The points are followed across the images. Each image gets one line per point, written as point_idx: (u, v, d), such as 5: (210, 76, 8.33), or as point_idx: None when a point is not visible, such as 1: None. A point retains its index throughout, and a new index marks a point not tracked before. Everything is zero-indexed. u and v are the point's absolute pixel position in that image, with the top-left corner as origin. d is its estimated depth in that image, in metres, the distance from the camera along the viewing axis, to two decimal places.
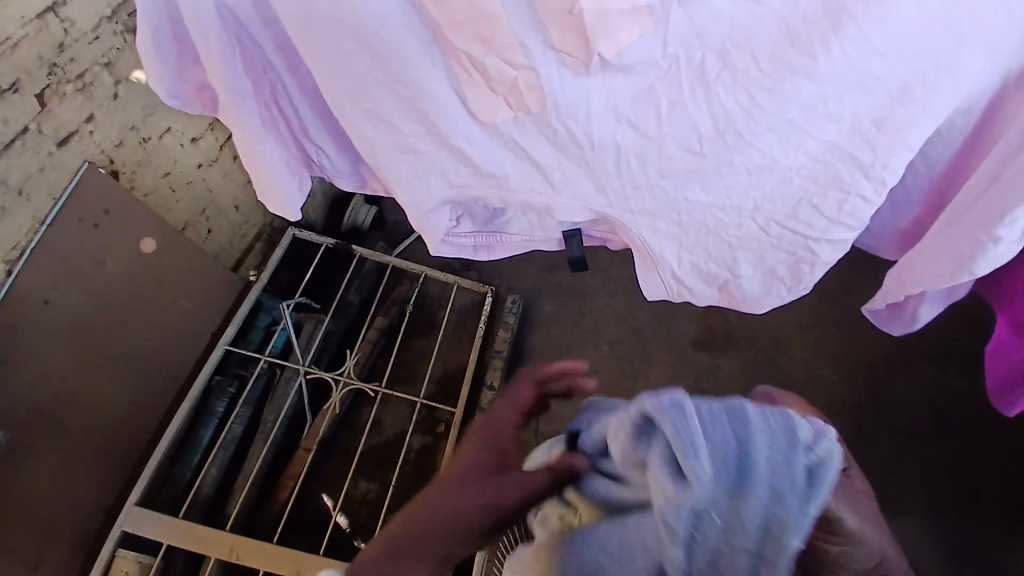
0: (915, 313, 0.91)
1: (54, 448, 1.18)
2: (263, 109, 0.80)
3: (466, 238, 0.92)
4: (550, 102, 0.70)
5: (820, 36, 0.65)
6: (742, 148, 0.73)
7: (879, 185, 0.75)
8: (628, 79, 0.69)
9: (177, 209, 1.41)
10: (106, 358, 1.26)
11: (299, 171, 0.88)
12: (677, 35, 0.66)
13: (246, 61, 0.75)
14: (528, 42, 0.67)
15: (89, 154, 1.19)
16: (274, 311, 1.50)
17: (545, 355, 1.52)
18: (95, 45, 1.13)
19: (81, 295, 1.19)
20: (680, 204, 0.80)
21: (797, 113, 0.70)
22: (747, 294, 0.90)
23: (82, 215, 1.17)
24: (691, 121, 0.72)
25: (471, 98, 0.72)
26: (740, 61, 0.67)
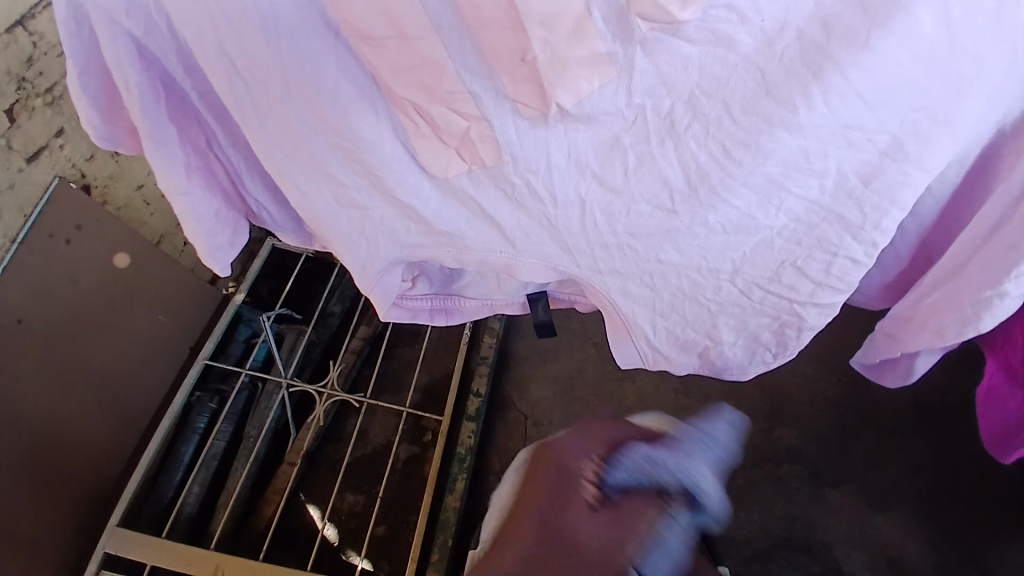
0: (910, 370, 0.76)
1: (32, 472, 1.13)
2: (193, 157, 0.70)
3: (422, 300, 0.84)
4: (506, 156, 0.61)
5: (801, 85, 0.54)
6: (716, 207, 0.63)
7: (872, 246, 0.64)
8: (590, 131, 0.59)
9: (152, 223, 1.37)
10: (80, 378, 1.20)
11: (235, 221, 0.76)
12: (642, 84, 0.55)
13: (166, 102, 0.64)
14: (475, 90, 0.57)
15: (61, 169, 1.15)
16: (255, 322, 1.47)
17: (530, 361, 1.50)
18: (63, 59, 1.09)
19: (55, 313, 1.15)
20: (652, 265, 0.69)
21: (775, 168, 0.59)
22: (729, 362, 0.79)
23: (53, 230, 1.13)
24: (660, 175, 0.61)
25: (421, 153, 0.63)
26: (712, 112, 0.57)
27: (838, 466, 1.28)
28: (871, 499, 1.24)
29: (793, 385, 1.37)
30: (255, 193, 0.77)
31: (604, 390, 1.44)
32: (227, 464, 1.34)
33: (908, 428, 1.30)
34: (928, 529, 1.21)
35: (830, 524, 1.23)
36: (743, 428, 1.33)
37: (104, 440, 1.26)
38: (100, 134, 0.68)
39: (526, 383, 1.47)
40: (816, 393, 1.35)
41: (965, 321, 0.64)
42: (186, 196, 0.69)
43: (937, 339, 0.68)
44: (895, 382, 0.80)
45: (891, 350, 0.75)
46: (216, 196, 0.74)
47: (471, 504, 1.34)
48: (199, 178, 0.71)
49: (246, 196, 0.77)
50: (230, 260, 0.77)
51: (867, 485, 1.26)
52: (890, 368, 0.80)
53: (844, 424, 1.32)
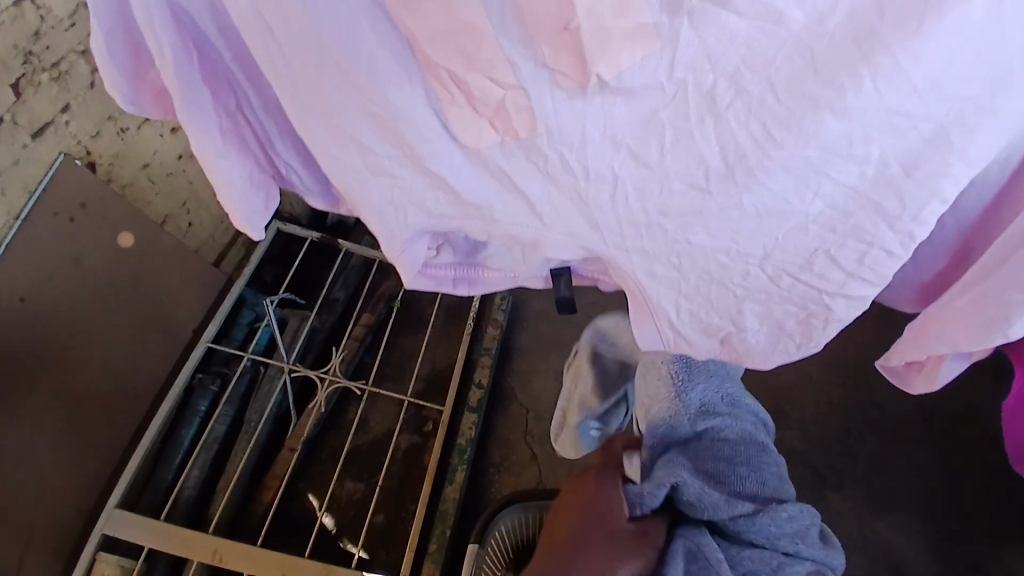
0: (939, 374, 0.72)
1: (31, 451, 1.12)
2: (224, 120, 0.67)
3: (447, 269, 0.81)
4: (543, 127, 0.57)
5: (850, 65, 0.49)
6: (753, 190, 0.58)
7: (907, 239, 0.59)
8: (628, 105, 0.55)
9: (156, 202, 1.35)
10: (81, 357, 1.19)
11: (267, 187, 0.73)
12: (686, 58, 0.51)
13: (199, 61, 0.62)
14: (514, 58, 0.54)
15: (65, 146, 1.13)
16: (257, 307, 1.46)
17: (534, 354, 1.49)
18: (71, 33, 1.07)
19: (58, 291, 1.14)
20: (681, 246, 0.65)
21: (816, 151, 0.55)
22: (751, 351, 0.74)
23: (57, 209, 1.12)
24: (696, 153, 0.57)
25: (456, 122, 0.59)
26: (755, 87, 0.52)
27: (842, 470, 1.26)
28: (874, 504, 1.23)
29: (799, 386, 1.35)
30: (286, 157, 0.74)
31: None
32: (227, 448, 1.34)
33: (913, 436, 1.28)
34: (932, 537, 1.19)
35: (832, 528, 1.21)
36: None
37: (103, 421, 1.24)
38: (126, 100, 0.66)
39: (529, 375, 1.46)
40: (821, 395, 1.33)
41: (992, 325, 0.61)
42: (219, 159, 0.67)
43: (966, 343, 0.64)
44: (921, 388, 0.76)
45: (918, 352, 0.71)
46: (248, 160, 0.71)
47: (470, 497, 1.33)
48: (231, 142, 0.68)
49: (279, 161, 0.73)
50: (264, 225, 0.73)
51: (868, 489, 1.24)
52: (913, 377, 0.76)
53: (846, 427, 1.30)
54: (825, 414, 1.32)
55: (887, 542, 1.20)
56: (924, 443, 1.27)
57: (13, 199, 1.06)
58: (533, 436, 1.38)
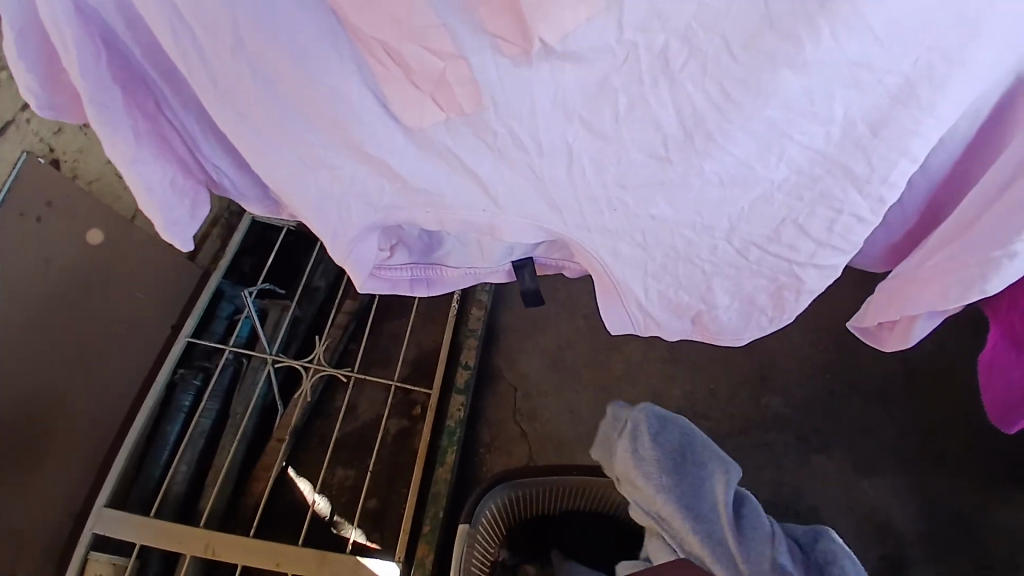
0: (911, 333, 0.72)
1: (12, 456, 1.10)
2: (141, 121, 0.65)
3: (402, 269, 0.80)
4: (488, 101, 0.56)
5: (807, 20, 0.48)
6: (714, 156, 0.59)
7: (876, 203, 0.60)
8: (577, 71, 0.54)
9: (124, 196, 1.32)
10: (56, 360, 1.17)
11: (191, 190, 0.71)
12: (634, 20, 0.49)
13: (108, 60, 0.59)
14: (450, 22, 0.51)
15: (28, 143, 1.11)
16: (237, 299, 1.44)
17: (518, 332, 1.48)
18: None
19: (27, 291, 1.11)
20: (643, 223, 0.66)
21: (775, 112, 0.55)
22: (723, 328, 0.77)
23: (23, 209, 1.09)
24: (653, 119, 0.56)
25: (400, 105, 0.58)
26: (710, 46, 0.51)
27: (825, 431, 1.28)
28: (860, 464, 1.25)
29: (782, 352, 1.36)
30: (215, 158, 0.72)
31: (592, 360, 1.42)
32: (214, 442, 1.32)
33: (896, 394, 1.30)
34: (915, 493, 1.22)
35: (818, 489, 1.23)
36: (732, 396, 1.33)
37: (85, 421, 1.22)
38: (39, 106, 0.64)
39: (514, 354, 1.45)
40: (805, 359, 1.34)
41: (969, 284, 0.61)
42: (138, 164, 0.65)
43: (940, 303, 0.64)
44: (893, 345, 0.76)
45: (889, 316, 0.71)
46: (172, 164, 0.69)
47: (461, 475, 1.33)
48: (151, 146, 0.66)
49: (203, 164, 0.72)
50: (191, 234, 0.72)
51: (854, 449, 1.26)
52: (882, 335, 0.77)
53: (830, 390, 1.31)
54: (808, 378, 1.33)
55: (872, 500, 1.22)
56: (903, 398, 1.29)
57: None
58: (522, 414, 1.39)
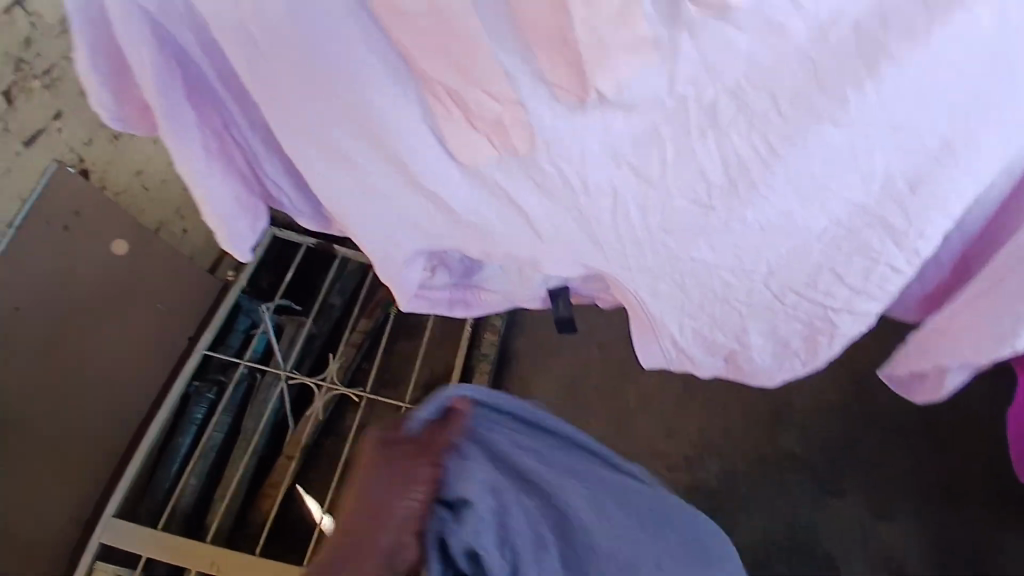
0: (943, 384, 0.73)
1: (25, 463, 1.11)
2: (211, 140, 0.67)
3: (440, 290, 0.82)
4: (540, 141, 0.57)
5: (855, 80, 0.51)
6: (756, 204, 0.61)
7: (913, 255, 0.62)
8: (628, 119, 0.56)
9: (150, 209, 1.33)
10: (75, 369, 1.18)
11: (254, 204, 0.73)
12: (686, 70, 0.52)
13: (182, 79, 0.62)
14: (507, 67, 0.53)
15: (58, 153, 1.14)
16: (253, 314, 1.45)
17: (531, 359, 1.48)
18: (61, 39, 1.06)
19: (50, 298, 1.13)
20: (684, 264, 0.68)
21: (821, 168, 0.57)
22: (756, 368, 0.78)
23: (51, 217, 1.11)
24: (698, 168, 0.59)
25: (455, 144, 0.59)
26: (762, 104, 0.54)
27: (838, 470, 1.27)
28: (872, 505, 1.24)
29: (797, 388, 1.35)
30: (277, 178, 0.74)
31: (604, 389, 1.42)
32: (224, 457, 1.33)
33: (911, 435, 1.28)
34: (928, 537, 1.20)
35: (829, 528, 1.22)
36: (744, 430, 1.32)
37: (99, 431, 1.23)
38: (112, 118, 0.66)
39: (527, 380, 1.46)
40: (820, 395, 1.34)
41: (1001, 337, 0.62)
42: (206, 179, 0.67)
43: (973, 357, 0.65)
44: (926, 397, 0.77)
45: (921, 362, 0.73)
46: (236, 180, 0.70)
47: None
48: (218, 161, 0.68)
49: (266, 179, 0.73)
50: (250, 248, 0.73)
51: (867, 489, 1.25)
52: (913, 384, 0.78)
53: (844, 428, 1.30)
54: (822, 415, 1.32)
55: (884, 542, 1.21)
56: (920, 438, 1.28)
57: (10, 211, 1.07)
58: None
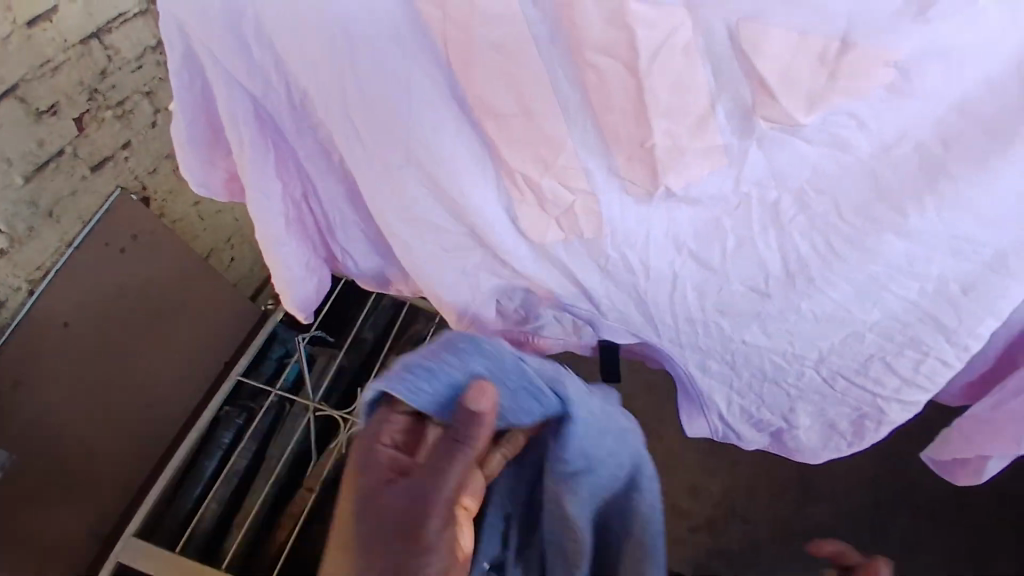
0: (982, 470, 0.72)
1: (58, 476, 1.14)
2: (291, 209, 0.71)
3: (493, 333, 0.83)
4: (607, 229, 0.61)
5: (916, 200, 0.52)
6: (813, 296, 0.62)
7: (964, 351, 0.61)
8: (694, 211, 0.58)
9: (203, 238, 1.39)
10: (115, 387, 1.22)
11: (320, 267, 0.78)
12: (753, 175, 0.54)
13: (274, 154, 0.66)
14: (590, 167, 0.57)
15: (123, 179, 1.19)
16: (289, 342, 1.49)
17: None
18: (137, 74, 1.15)
19: (99, 315, 1.17)
20: (736, 344, 0.69)
21: (882, 271, 0.58)
22: (801, 446, 0.78)
23: (109, 239, 1.16)
24: (760, 262, 0.60)
25: (525, 221, 0.62)
26: (822, 207, 0.55)
27: (871, 550, 1.23)
28: None
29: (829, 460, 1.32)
30: (344, 243, 0.77)
31: None
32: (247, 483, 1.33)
33: (948, 517, 1.23)
34: None
35: None
36: (774, 501, 1.29)
37: (131, 450, 1.26)
38: (201, 181, 0.71)
39: None
40: (854, 470, 1.30)
41: None
42: (283, 246, 0.72)
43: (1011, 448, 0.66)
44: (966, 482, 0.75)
45: (964, 450, 0.71)
46: (309, 244, 0.75)
47: None
48: (295, 229, 0.73)
49: (335, 246, 0.77)
50: (314, 306, 0.79)
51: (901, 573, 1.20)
52: (954, 465, 0.76)
53: (876, 506, 1.26)
54: (856, 491, 1.28)
55: None
56: (953, 521, 1.23)
57: (70, 230, 1.13)
58: None
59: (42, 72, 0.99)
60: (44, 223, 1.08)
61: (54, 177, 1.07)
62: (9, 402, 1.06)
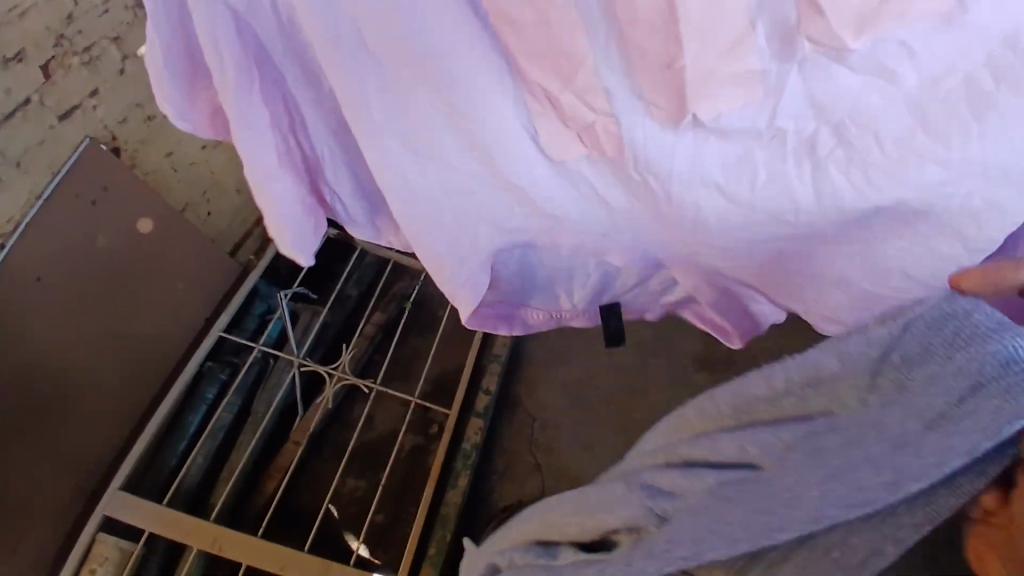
0: None
1: (36, 434, 1.12)
2: (279, 138, 0.67)
3: (492, 307, 0.88)
4: (629, 153, 0.58)
5: (961, 125, 0.50)
6: (848, 229, 0.60)
7: None
8: (721, 144, 0.56)
9: (178, 189, 1.34)
10: (93, 342, 1.19)
11: (312, 209, 0.74)
12: (787, 105, 0.51)
13: (259, 74, 0.62)
14: (611, 88, 0.54)
15: (93, 129, 1.14)
16: (271, 299, 1.45)
17: (539, 364, 1.48)
18: (105, 19, 1.08)
19: (72, 268, 1.14)
20: (760, 265, 0.69)
21: (914, 196, 0.55)
22: None
23: (81, 191, 1.12)
24: (789, 193, 0.58)
25: (546, 141, 0.61)
26: (861, 139, 0.53)
27: None
28: None
29: None
30: (336, 181, 0.74)
31: (614, 399, 1.42)
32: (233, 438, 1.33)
33: None
34: None
35: None
36: None
37: (113, 405, 1.24)
38: (184, 112, 0.66)
39: (536, 385, 1.45)
40: None
41: None
42: (272, 184, 0.68)
43: None
44: None
45: None
46: (300, 182, 0.71)
47: (472, 502, 1.32)
48: (284, 163, 0.68)
49: (326, 185, 0.74)
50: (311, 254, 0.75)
51: None
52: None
53: None
54: None
55: None
56: None
57: (41, 183, 1.08)
58: (539, 447, 1.38)
59: (8, 16, 0.93)
60: (13, 173, 1.03)
61: (20, 126, 1.01)
62: None
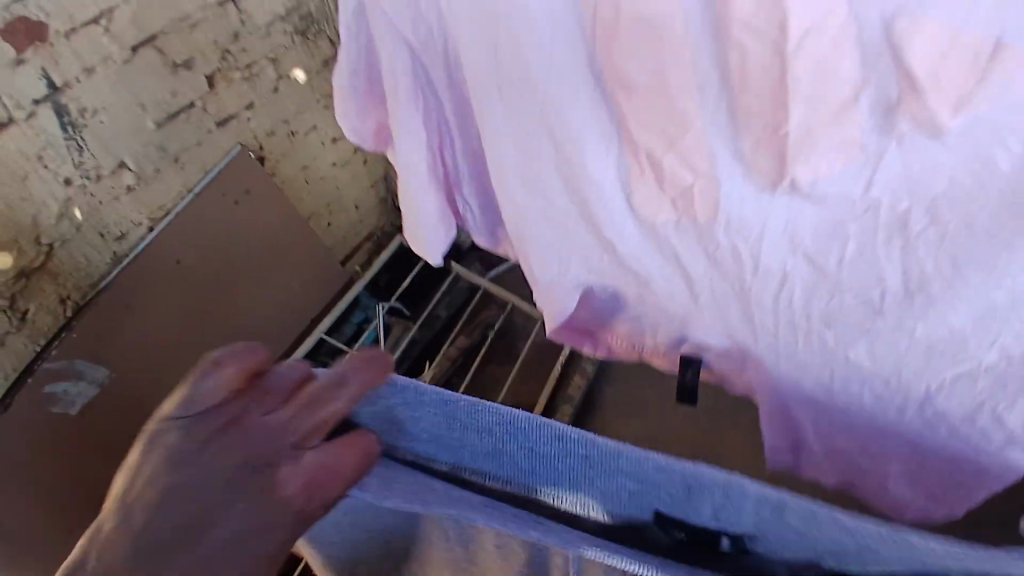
0: None
1: (150, 402, 1.22)
2: (431, 160, 0.75)
3: (581, 321, 0.92)
4: (722, 216, 0.61)
5: None
6: (927, 379, 0.66)
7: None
8: (816, 211, 0.56)
9: (307, 199, 1.46)
10: (213, 326, 1.30)
11: (447, 218, 0.81)
12: (885, 179, 0.51)
13: (428, 109, 0.70)
14: (709, 144, 0.55)
15: (244, 137, 1.27)
16: (369, 310, 1.54)
17: (614, 413, 1.46)
18: (265, 40, 1.22)
19: (206, 256, 1.26)
20: (837, 389, 0.75)
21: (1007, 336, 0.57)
22: (886, 493, 0.87)
23: (225, 190, 1.25)
24: (877, 270, 0.58)
25: (636, 196, 0.64)
26: (952, 223, 0.51)
27: None
28: None
29: None
30: (469, 199, 0.82)
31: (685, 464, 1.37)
32: None
33: None
34: None
35: None
36: None
37: None
38: (352, 127, 0.77)
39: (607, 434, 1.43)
40: None
41: None
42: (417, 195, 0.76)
43: None
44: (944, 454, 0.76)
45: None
46: (440, 194, 0.78)
47: None
48: (433, 181, 0.77)
49: (462, 202, 0.82)
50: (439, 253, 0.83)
51: None
52: (949, 518, 0.85)
53: None
54: None
55: None
56: None
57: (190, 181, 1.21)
58: None
59: (183, 28, 1.08)
60: (169, 166, 1.16)
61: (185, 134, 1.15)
62: (117, 326, 1.15)
